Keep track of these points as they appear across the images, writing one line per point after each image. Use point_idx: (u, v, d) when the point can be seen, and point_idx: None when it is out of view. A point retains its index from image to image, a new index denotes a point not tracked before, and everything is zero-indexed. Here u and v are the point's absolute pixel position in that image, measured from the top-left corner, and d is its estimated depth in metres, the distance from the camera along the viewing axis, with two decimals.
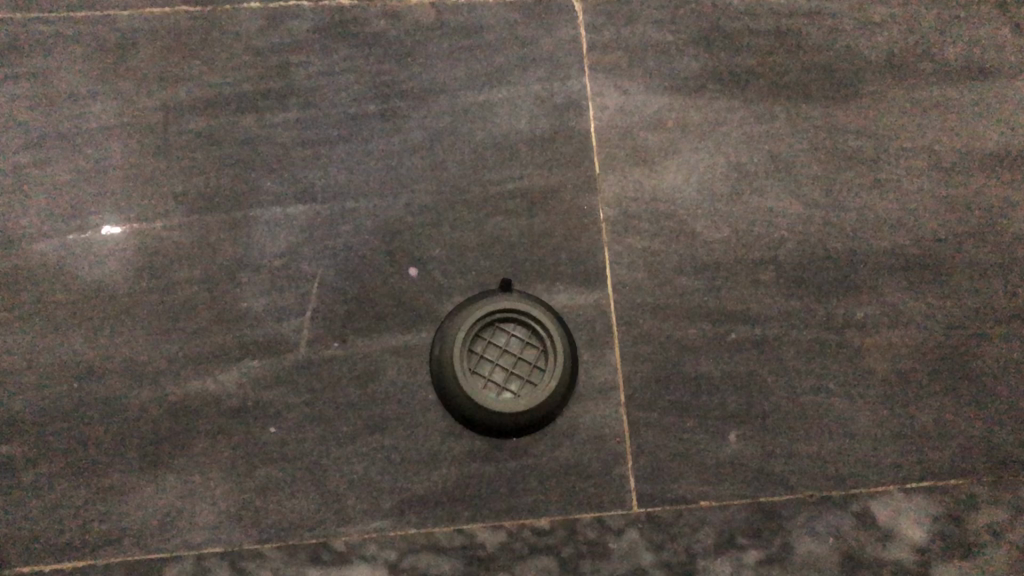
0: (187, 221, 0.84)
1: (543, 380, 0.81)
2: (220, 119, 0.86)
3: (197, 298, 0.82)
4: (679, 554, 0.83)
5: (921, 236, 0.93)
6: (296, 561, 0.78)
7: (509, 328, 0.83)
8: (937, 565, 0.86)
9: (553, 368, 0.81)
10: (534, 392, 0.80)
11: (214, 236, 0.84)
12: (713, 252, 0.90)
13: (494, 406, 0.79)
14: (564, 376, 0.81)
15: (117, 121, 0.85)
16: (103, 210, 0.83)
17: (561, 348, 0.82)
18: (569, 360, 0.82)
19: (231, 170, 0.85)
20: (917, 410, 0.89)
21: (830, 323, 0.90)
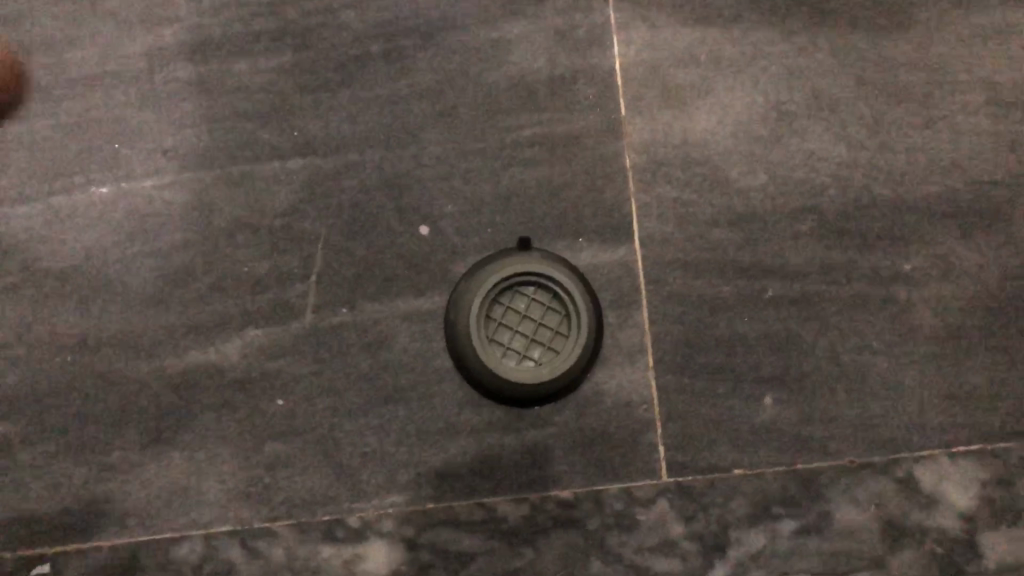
0: (179, 178, 0.78)
1: (566, 349, 0.76)
2: (210, 66, 0.79)
3: (193, 263, 0.77)
4: (710, 525, 0.79)
5: (976, 179, 0.85)
6: (311, 539, 0.75)
7: (529, 290, 0.77)
8: (984, 532, 0.81)
9: (578, 335, 0.76)
10: (557, 362, 0.75)
11: (209, 195, 0.78)
12: (748, 201, 0.83)
13: (514, 377, 0.75)
14: (589, 344, 0.76)
15: (99, 70, 0.79)
16: (89, 169, 0.78)
17: (586, 313, 0.76)
18: (594, 326, 0.76)
19: (226, 122, 0.79)
20: (968, 368, 0.83)
21: (875, 277, 0.83)
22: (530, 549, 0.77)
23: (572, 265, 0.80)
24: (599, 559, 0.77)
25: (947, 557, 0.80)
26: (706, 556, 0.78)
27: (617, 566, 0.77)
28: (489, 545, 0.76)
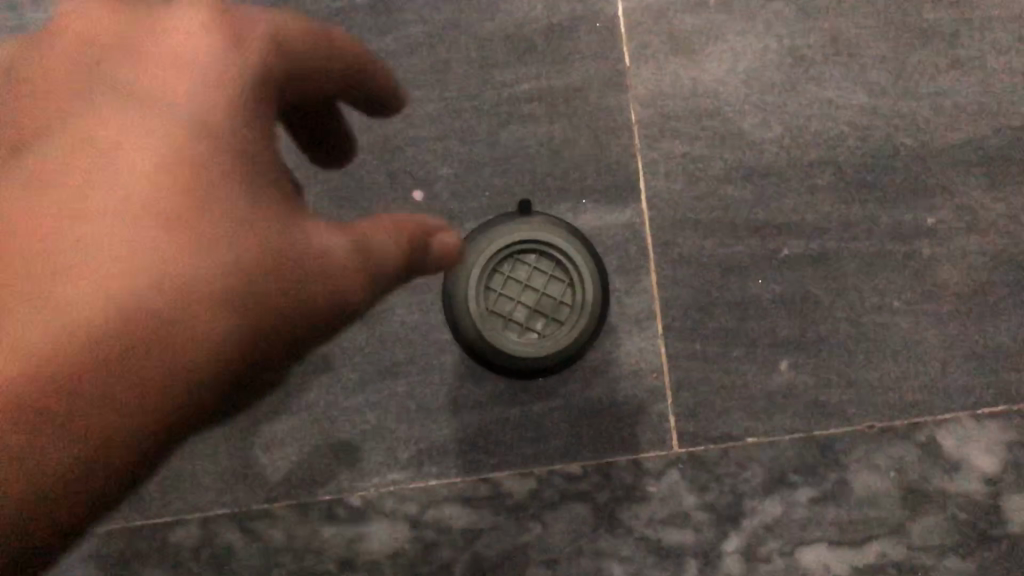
0: None
1: (571, 319, 0.72)
2: None
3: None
4: (724, 496, 0.76)
5: (1005, 125, 0.79)
6: (312, 520, 0.74)
7: (530, 258, 0.73)
8: (1010, 496, 0.77)
9: (583, 304, 0.72)
10: (561, 334, 0.72)
11: None
12: (763, 155, 0.78)
13: (516, 351, 0.71)
14: (595, 314, 0.72)
15: None
16: None
17: (591, 282, 0.72)
18: (600, 294, 0.73)
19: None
20: (995, 326, 0.78)
21: (898, 232, 0.79)
22: (538, 524, 0.75)
23: (574, 228, 0.76)
24: (610, 532, 0.75)
25: (971, 522, 0.77)
26: (719, 527, 0.76)
27: (627, 539, 0.75)
28: (495, 521, 0.75)
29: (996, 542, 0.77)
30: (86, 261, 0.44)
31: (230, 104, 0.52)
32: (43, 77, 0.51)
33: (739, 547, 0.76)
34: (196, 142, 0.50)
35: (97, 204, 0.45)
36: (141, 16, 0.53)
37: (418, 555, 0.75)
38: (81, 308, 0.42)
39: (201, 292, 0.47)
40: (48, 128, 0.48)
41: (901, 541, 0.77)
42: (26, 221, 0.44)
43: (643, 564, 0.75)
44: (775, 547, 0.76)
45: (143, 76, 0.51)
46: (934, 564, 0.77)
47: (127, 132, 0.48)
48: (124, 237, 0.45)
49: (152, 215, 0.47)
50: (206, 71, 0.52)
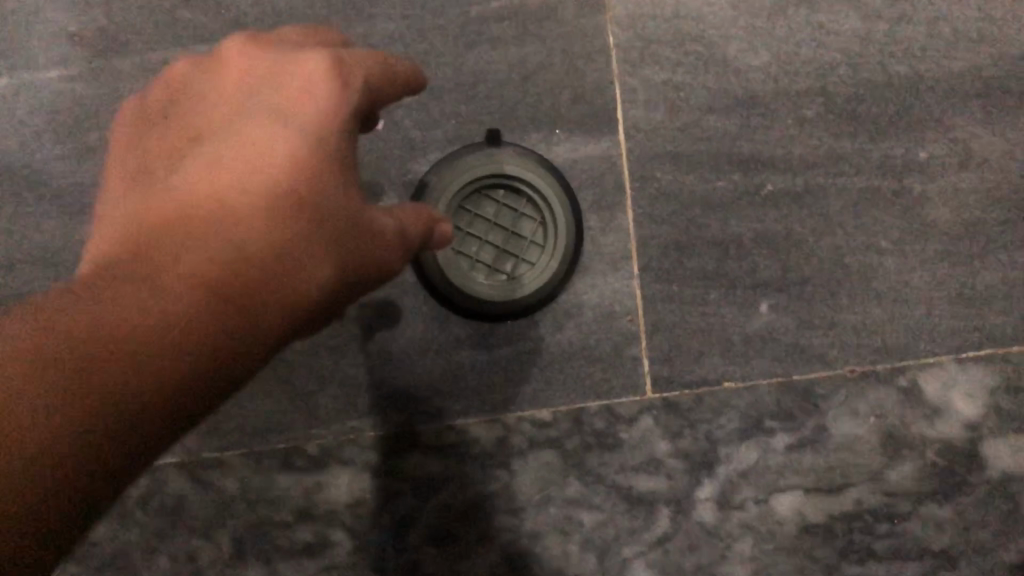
0: None
1: (543, 259, 0.71)
2: None
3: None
4: (698, 442, 0.73)
5: (1006, 55, 0.74)
6: (267, 468, 0.71)
7: (498, 194, 0.72)
8: (989, 441, 0.75)
9: (556, 244, 0.71)
10: (532, 274, 0.70)
11: None
12: (749, 83, 0.74)
13: (485, 294, 0.70)
14: (569, 252, 0.71)
15: None
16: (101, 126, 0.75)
17: (563, 219, 0.71)
18: (573, 231, 0.71)
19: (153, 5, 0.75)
20: (984, 267, 0.75)
21: (887, 167, 0.74)
22: (505, 472, 0.72)
23: (547, 160, 0.72)
24: (579, 480, 0.72)
25: (949, 468, 0.75)
26: (693, 474, 0.73)
27: (598, 487, 0.72)
28: (461, 469, 0.72)
29: (975, 488, 0.75)
30: (196, 245, 0.43)
31: (337, 107, 0.47)
32: (177, 86, 0.51)
33: (713, 495, 0.73)
34: (304, 142, 0.46)
35: (215, 191, 0.45)
36: (281, 37, 0.51)
37: (380, 505, 0.72)
38: (181, 285, 0.41)
39: (277, 274, 0.44)
40: (191, 134, 0.48)
41: (878, 487, 0.74)
42: (158, 207, 0.45)
43: (613, 512, 0.73)
44: (749, 495, 0.74)
45: (260, 86, 0.48)
46: (911, 511, 0.75)
47: (242, 133, 0.47)
48: (228, 221, 0.44)
49: (257, 203, 0.45)
50: (315, 76, 0.47)
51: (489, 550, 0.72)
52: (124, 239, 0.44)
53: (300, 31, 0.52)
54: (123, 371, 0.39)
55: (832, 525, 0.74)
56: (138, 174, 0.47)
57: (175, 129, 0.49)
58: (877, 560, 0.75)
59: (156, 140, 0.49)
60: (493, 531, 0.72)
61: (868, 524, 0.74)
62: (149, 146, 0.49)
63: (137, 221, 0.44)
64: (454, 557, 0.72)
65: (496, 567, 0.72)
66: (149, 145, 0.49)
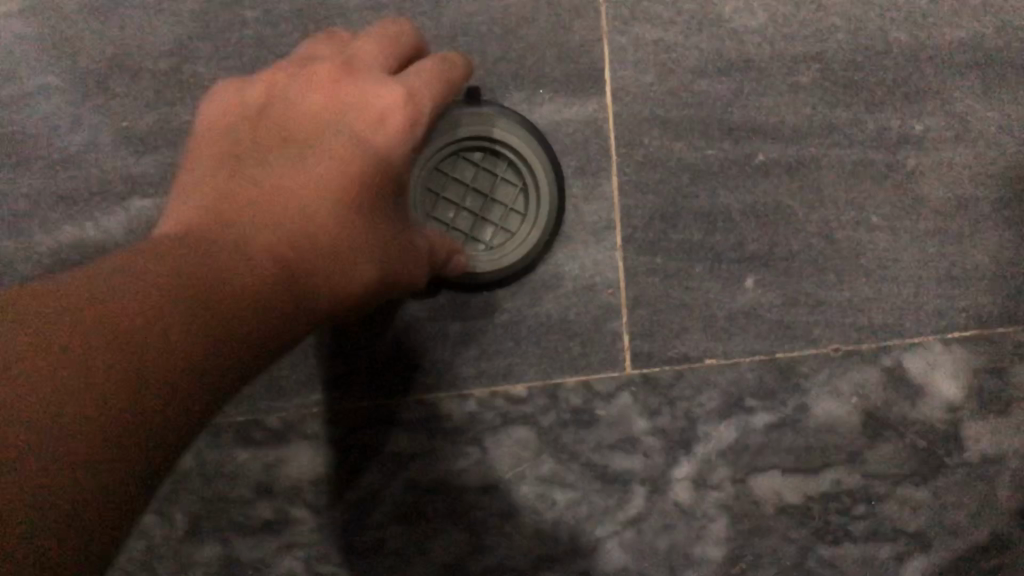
0: (123, 67, 0.72)
1: (524, 228, 0.68)
2: None
3: (59, 115, 0.72)
4: (678, 420, 0.71)
5: (1009, 24, 0.71)
6: (227, 441, 0.69)
7: (475, 156, 0.69)
8: (970, 423, 0.73)
9: (537, 212, 0.68)
10: (511, 244, 0.68)
11: (162, 65, 0.72)
12: (743, 46, 0.71)
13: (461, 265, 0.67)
14: (551, 221, 0.68)
15: None
16: (43, 66, 0.72)
17: (546, 187, 0.68)
18: (555, 198, 0.68)
19: None
20: (976, 245, 0.72)
21: (881, 139, 0.71)
22: (476, 449, 0.70)
23: (528, 121, 0.69)
24: (553, 458, 0.70)
25: (929, 449, 0.73)
26: (671, 452, 0.71)
27: (572, 465, 0.70)
28: (431, 445, 0.70)
29: (952, 470, 0.73)
30: (275, 225, 0.46)
31: (408, 131, 0.54)
32: (270, 90, 0.54)
33: (689, 474, 0.71)
34: (375, 154, 0.52)
35: (302, 177, 0.49)
36: (363, 56, 0.56)
37: (344, 480, 0.69)
38: (260, 259, 0.44)
39: (332, 258, 0.48)
40: (278, 136, 0.52)
41: (857, 468, 0.72)
42: (244, 191, 0.48)
43: (587, 491, 0.70)
44: (726, 475, 0.71)
45: (344, 102, 0.53)
46: (888, 492, 0.73)
47: (324, 140, 0.51)
48: (307, 213, 0.48)
49: (335, 193, 0.49)
50: (395, 102, 0.53)
51: (458, 529, 0.70)
52: (210, 214, 0.46)
53: (373, 44, 0.56)
54: (183, 342, 0.38)
55: (809, 505, 0.72)
56: (223, 162, 0.51)
57: (264, 126, 0.52)
58: (852, 540, 0.73)
59: (243, 136, 0.52)
60: (462, 509, 0.70)
61: (845, 505, 0.72)
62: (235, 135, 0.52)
63: (221, 204, 0.47)
64: (422, 535, 0.70)
65: (465, 546, 0.70)
66: (236, 136, 0.52)
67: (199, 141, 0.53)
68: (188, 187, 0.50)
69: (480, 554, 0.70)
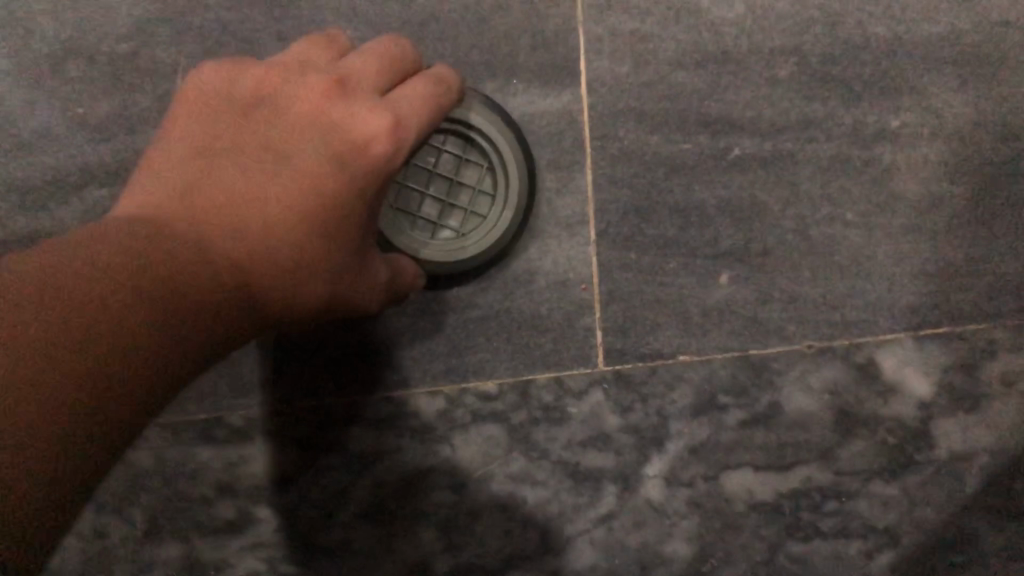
0: (80, 49, 0.69)
1: (495, 210, 0.66)
2: None
3: (11, 99, 0.69)
4: (650, 417, 0.70)
5: (984, 22, 0.71)
6: (188, 439, 0.68)
7: (436, 140, 0.67)
8: (940, 420, 0.72)
9: (507, 194, 0.66)
10: (484, 227, 0.66)
11: (121, 46, 0.69)
12: (722, 37, 0.70)
13: (433, 256, 0.65)
14: (523, 200, 0.66)
15: None
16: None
17: (514, 168, 0.65)
18: (524, 176, 0.66)
19: None
20: (950, 242, 0.71)
21: (858, 133, 0.71)
22: (445, 447, 0.69)
23: (487, 95, 0.66)
24: (523, 455, 0.69)
25: (899, 447, 0.72)
26: (642, 450, 0.70)
27: (543, 463, 0.69)
28: (398, 443, 0.69)
29: (922, 467, 0.72)
30: (237, 237, 0.46)
31: (389, 163, 0.52)
32: (261, 92, 0.53)
33: (661, 471, 0.70)
34: (351, 183, 0.50)
35: (270, 194, 0.48)
36: (365, 69, 0.54)
37: (309, 479, 0.69)
38: (217, 276, 0.44)
39: (284, 277, 0.48)
40: (259, 140, 0.51)
41: (828, 466, 0.72)
42: (214, 189, 0.48)
43: (557, 489, 0.70)
44: (698, 472, 0.71)
45: (331, 119, 0.51)
46: (858, 488, 0.72)
47: (304, 157, 0.50)
48: (268, 230, 0.47)
49: (300, 216, 0.49)
50: (380, 132, 0.51)
51: (425, 528, 0.69)
52: (178, 210, 0.46)
53: (373, 57, 0.54)
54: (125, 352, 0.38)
55: (780, 503, 0.71)
56: (201, 155, 0.50)
57: (248, 124, 0.52)
58: (822, 539, 0.72)
59: (224, 127, 0.51)
60: (429, 509, 0.69)
61: (815, 502, 0.72)
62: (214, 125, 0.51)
63: (187, 201, 0.47)
64: (388, 536, 0.69)
65: (432, 545, 0.69)
66: (218, 127, 0.51)
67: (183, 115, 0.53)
68: (159, 169, 0.50)
69: (447, 553, 0.69)
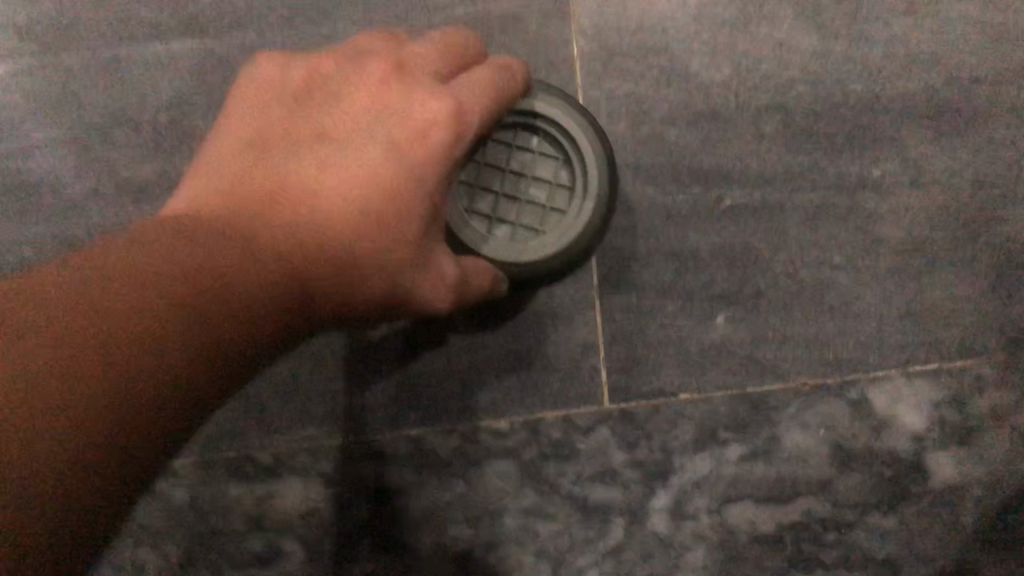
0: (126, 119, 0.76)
1: (575, 203, 0.71)
2: None
3: (64, 165, 0.76)
4: (655, 452, 0.74)
5: (953, 78, 0.76)
6: (220, 476, 0.73)
7: (508, 137, 0.72)
8: (933, 453, 0.75)
9: (586, 186, 0.71)
10: (567, 220, 0.71)
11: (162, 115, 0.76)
12: (710, 96, 0.76)
13: (522, 254, 0.69)
14: (603, 189, 0.71)
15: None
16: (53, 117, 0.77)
17: (591, 159, 0.70)
18: (603, 168, 0.71)
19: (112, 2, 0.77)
20: (933, 283, 0.76)
21: (840, 183, 0.76)
22: (460, 482, 0.73)
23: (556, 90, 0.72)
24: (535, 490, 0.73)
25: (896, 479, 0.75)
26: (648, 484, 0.74)
27: (554, 497, 0.73)
28: (415, 479, 0.73)
29: (919, 499, 0.75)
30: (291, 230, 0.50)
31: (448, 150, 0.55)
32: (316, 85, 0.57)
33: (667, 504, 0.74)
34: (405, 174, 0.54)
35: (328, 188, 0.52)
36: (420, 60, 0.58)
37: (333, 514, 0.73)
38: (268, 266, 0.48)
39: (339, 269, 0.51)
40: (317, 132, 0.55)
41: (828, 498, 0.75)
42: (274, 183, 0.52)
43: (568, 522, 0.73)
44: (702, 505, 0.74)
45: (390, 108, 0.55)
46: (857, 520, 0.75)
47: (361, 149, 0.54)
48: (322, 226, 0.51)
49: (354, 210, 0.52)
50: (438, 119, 0.54)
51: (442, 560, 0.73)
52: (240, 204, 0.50)
53: (429, 50, 0.58)
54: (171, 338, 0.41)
55: (782, 534, 0.75)
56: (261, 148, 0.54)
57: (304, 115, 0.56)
58: (824, 569, 0.75)
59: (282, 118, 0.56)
60: (446, 542, 0.73)
61: (816, 534, 0.75)
62: (273, 113, 0.56)
63: (249, 194, 0.51)
64: (407, 568, 0.73)
65: None
66: (274, 118, 0.56)
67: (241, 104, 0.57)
68: (224, 161, 0.54)
69: None
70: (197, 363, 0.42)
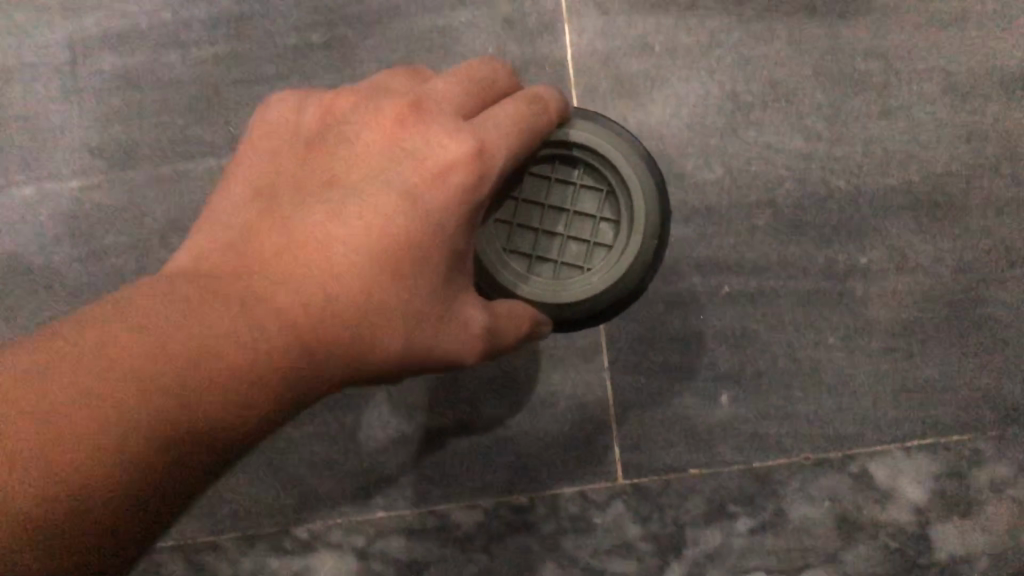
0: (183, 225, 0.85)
1: (621, 241, 0.71)
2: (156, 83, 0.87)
3: (127, 270, 0.85)
4: (667, 525, 0.79)
5: (928, 173, 0.83)
6: (263, 549, 0.80)
7: (545, 171, 0.72)
8: (936, 525, 0.80)
9: (630, 221, 0.71)
10: (614, 255, 0.72)
11: None
12: (705, 194, 0.83)
13: (568, 290, 0.70)
14: (648, 227, 0.71)
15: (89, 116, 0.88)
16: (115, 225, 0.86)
17: (634, 193, 0.71)
18: (647, 205, 0.71)
19: (170, 123, 0.86)
20: (924, 361, 0.81)
21: (831, 270, 0.82)
22: (484, 555, 0.79)
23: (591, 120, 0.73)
24: (554, 562, 0.79)
25: (901, 550, 0.80)
26: (662, 556, 0.79)
27: (573, 569, 0.79)
28: (442, 552, 0.79)
29: (925, 569, 0.80)
30: (296, 279, 0.50)
31: (465, 192, 0.55)
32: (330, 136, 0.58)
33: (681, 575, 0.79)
34: (415, 219, 0.53)
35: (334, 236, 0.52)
36: (441, 99, 0.58)
37: None
38: (266, 319, 0.48)
39: (349, 320, 0.50)
40: (330, 181, 0.56)
41: (836, 568, 0.80)
42: (282, 235, 0.52)
43: None
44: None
45: (408, 150, 0.56)
46: None
47: (369, 195, 0.54)
48: (328, 275, 0.51)
49: (364, 256, 0.51)
50: (454, 162, 0.55)
51: None
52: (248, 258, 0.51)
53: (445, 92, 0.59)
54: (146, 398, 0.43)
55: None
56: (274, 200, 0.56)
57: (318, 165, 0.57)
58: None
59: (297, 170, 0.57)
60: None
61: None
62: (291, 164, 0.58)
63: (257, 247, 0.52)
64: None
65: None
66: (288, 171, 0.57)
67: (260, 158, 0.59)
68: (238, 215, 0.56)
69: None
70: (176, 426, 0.44)
